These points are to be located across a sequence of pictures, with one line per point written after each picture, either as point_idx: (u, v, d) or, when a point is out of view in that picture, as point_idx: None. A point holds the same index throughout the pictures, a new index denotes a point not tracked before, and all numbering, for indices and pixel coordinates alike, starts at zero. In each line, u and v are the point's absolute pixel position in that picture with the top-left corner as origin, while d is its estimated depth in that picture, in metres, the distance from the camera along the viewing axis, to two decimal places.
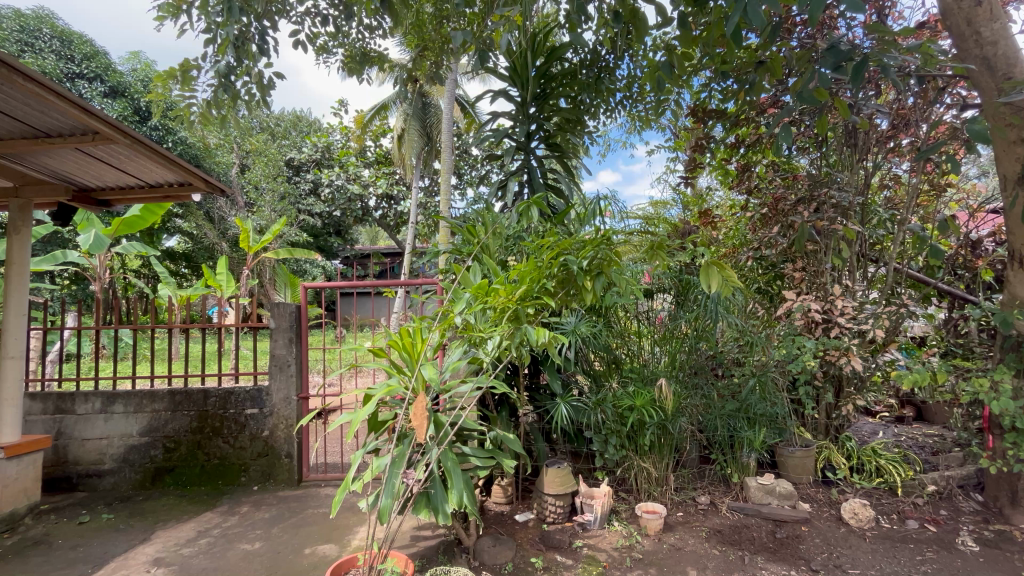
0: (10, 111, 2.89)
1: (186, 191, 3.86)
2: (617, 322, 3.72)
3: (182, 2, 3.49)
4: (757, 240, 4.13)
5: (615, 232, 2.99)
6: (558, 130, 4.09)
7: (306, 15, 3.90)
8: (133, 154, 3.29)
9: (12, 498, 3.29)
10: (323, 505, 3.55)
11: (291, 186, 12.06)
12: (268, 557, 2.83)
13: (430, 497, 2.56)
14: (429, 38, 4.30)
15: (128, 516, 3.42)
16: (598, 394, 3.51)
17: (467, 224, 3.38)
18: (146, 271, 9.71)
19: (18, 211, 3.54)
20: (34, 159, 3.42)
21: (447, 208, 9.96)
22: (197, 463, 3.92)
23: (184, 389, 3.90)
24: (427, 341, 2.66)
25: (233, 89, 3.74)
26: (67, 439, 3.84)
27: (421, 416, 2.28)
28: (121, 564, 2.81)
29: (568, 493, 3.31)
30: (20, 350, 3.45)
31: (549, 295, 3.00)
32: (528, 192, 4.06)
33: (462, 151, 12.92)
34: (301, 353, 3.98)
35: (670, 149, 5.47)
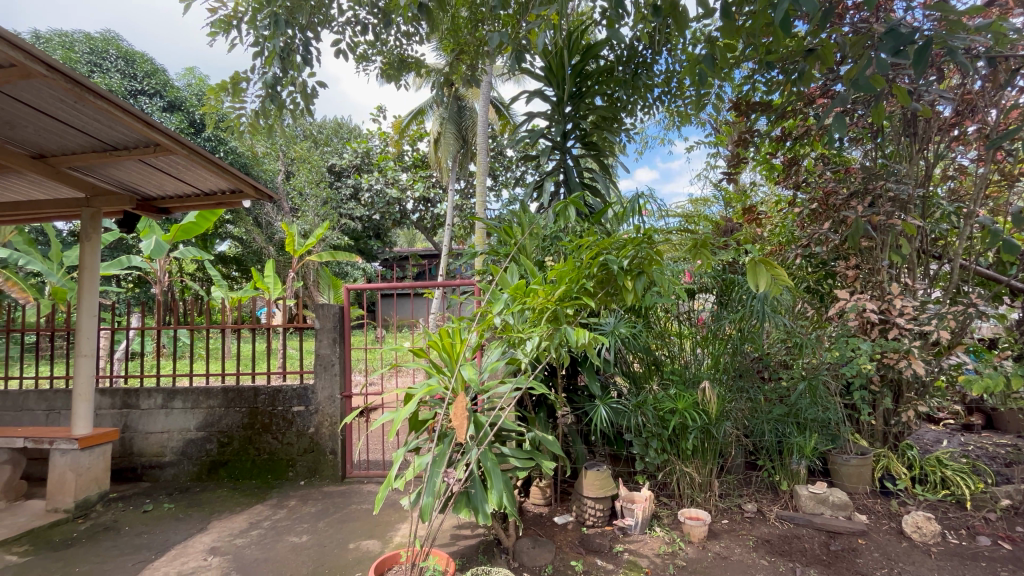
0: (83, 127, 3.11)
1: (237, 199, 4.04)
2: (657, 323, 3.64)
3: (232, 18, 3.67)
4: (806, 237, 3.93)
5: (657, 230, 2.92)
6: (595, 127, 4.01)
7: (347, 24, 4.02)
8: (189, 164, 3.47)
9: (85, 486, 3.54)
10: (365, 501, 3.64)
11: (333, 192, 12.47)
12: (315, 551, 2.92)
13: (470, 497, 2.57)
14: (465, 42, 4.36)
15: (186, 506, 3.62)
16: (638, 396, 3.44)
17: (504, 225, 3.38)
18: (200, 275, 10.26)
19: (89, 219, 3.82)
20: (102, 170, 3.66)
21: (483, 209, 10.04)
22: (248, 457, 4.10)
23: (237, 386, 4.09)
24: (466, 342, 2.68)
25: (279, 99, 3.89)
26: (133, 432, 4.11)
27: (461, 417, 2.30)
28: (180, 551, 2.97)
29: (608, 496, 3.25)
30: (91, 349, 3.71)
31: (589, 295, 2.96)
32: (564, 191, 4.03)
33: (497, 153, 13.01)
34: (344, 353, 4.11)
35: (711, 145, 5.30)
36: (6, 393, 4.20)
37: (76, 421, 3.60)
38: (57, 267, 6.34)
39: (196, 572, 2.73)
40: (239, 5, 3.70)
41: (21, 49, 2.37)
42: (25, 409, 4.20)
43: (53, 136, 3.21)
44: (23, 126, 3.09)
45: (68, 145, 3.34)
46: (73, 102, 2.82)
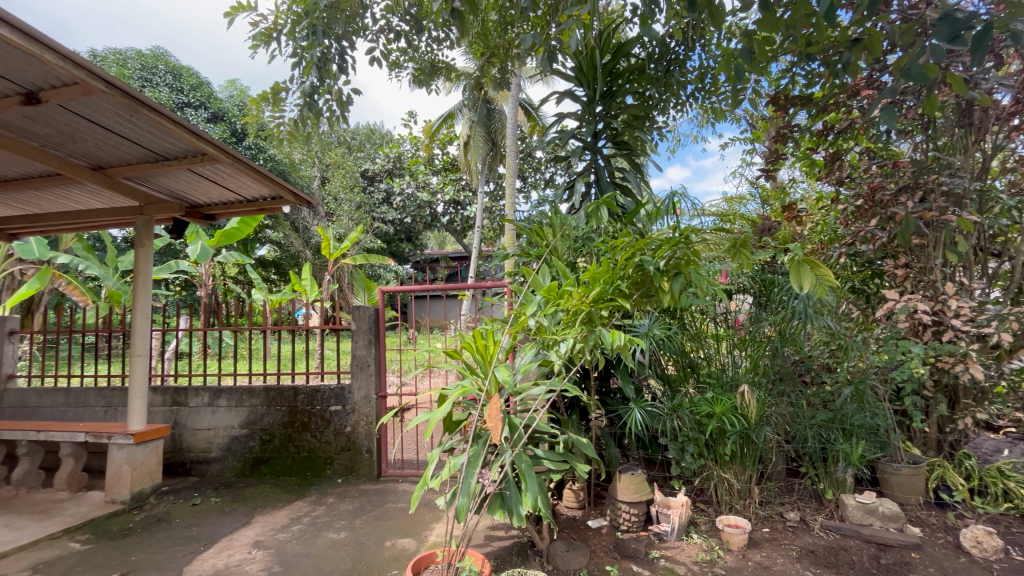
0: (137, 140, 3.29)
1: (277, 204, 4.18)
2: (692, 325, 3.56)
3: (272, 31, 3.81)
4: (850, 234, 3.76)
5: (694, 230, 2.85)
6: (627, 127, 3.94)
7: (381, 32, 4.12)
8: (233, 172, 3.62)
9: (140, 479, 3.73)
10: (401, 500, 3.71)
11: (366, 196, 12.75)
12: (353, 547, 2.99)
13: (505, 498, 2.57)
14: (495, 45, 4.39)
15: (231, 501, 3.77)
16: (674, 399, 3.36)
17: (535, 226, 3.37)
18: (242, 278, 10.69)
19: (143, 226, 4.04)
20: (153, 179, 3.86)
21: (512, 211, 10.08)
22: (289, 455, 4.24)
23: (277, 386, 4.23)
24: (499, 344, 2.68)
25: (317, 107, 4.02)
26: (182, 429, 4.31)
27: (496, 418, 2.30)
28: (227, 544, 3.09)
29: (643, 501, 3.19)
30: (144, 349, 3.91)
31: (624, 296, 2.92)
32: (596, 192, 3.99)
33: (526, 155, 13.02)
34: (379, 354, 4.20)
35: (747, 141, 5.15)
36: (68, 389, 4.48)
37: (132, 417, 3.79)
38: (112, 271, 6.72)
39: (242, 565, 2.84)
40: (278, 18, 3.84)
41: (83, 67, 2.52)
42: (86, 405, 4.46)
43: (110, 148, 3.41)
44: (84, 140, 3.30)
45: (123, 156, 3.53)
46: (128, 115, 2.99)
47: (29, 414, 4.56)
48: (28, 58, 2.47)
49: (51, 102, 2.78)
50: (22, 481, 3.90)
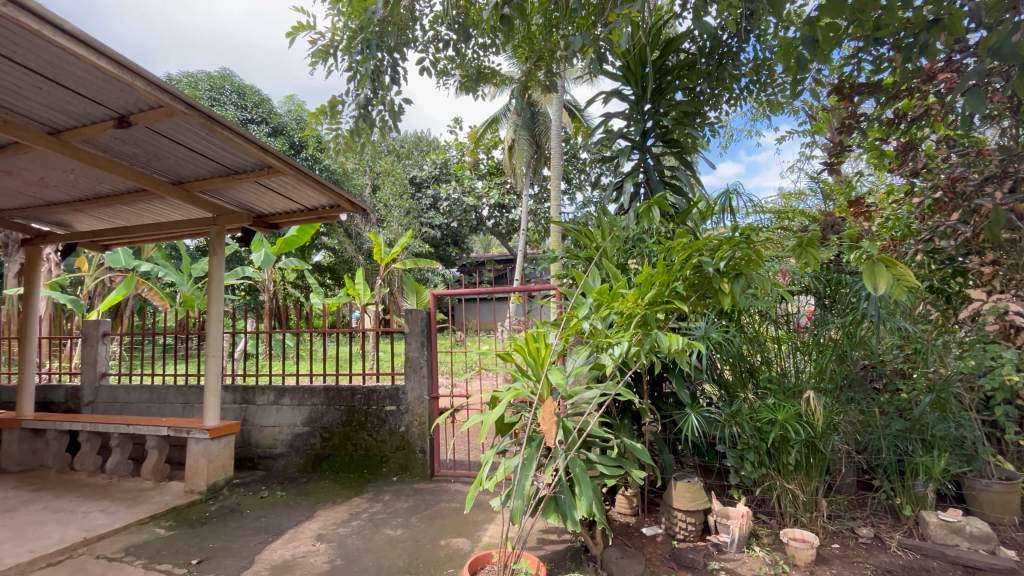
0: (212, 156, 3.55)
1: (335, 213, 4.36)
2: (750, 327, 3.41)
3: (330, 47, 4.01)
4: (927, 229, 3.47)
5: (755, 229, 2.73)
6: (677, 124, 3.83)
7: (431, 42, 4.23)
8: (296, 183, 3.83)
9: (215, 471, 4.00)
10: (454, 500, 3.77)
11: (415, 202, 13.10)
12: (410, 544, 3.07)
13: (559, 502, 2.55)
14: (540, 48, 4.40)
15: (296, 495, 3.97)
16: (733, 405, 3.23)
17: (584, 228, 3.32)
18: (300, 283, 11.26)
19: (216, 236, 4.33)
20: (225, 192, 4.14)
21: (557, 213, 10.04)
22: (347, 452, 4.41)
23: (336, 386, 4.42)
24: (551, 347, 2.68)
25: (370, 118, 4.17)
26: (251, 425, 4.59)
27: (550, 421, 2.29)
28: (293, 536, 3.25)
29: (701, 509, 3.08)
30: (218, 350, 4.19)
31: (680, 299, 2.84)
32: (645, 192, 3.90)
33: (570, 156, 12.93)
34: (431, 356, 4.30)
35: (806, 133, 4.88)
36: (152, 387, 4.88)
37: (207, 414, 4.07)
38: (187, 278, 7.26)
39: (307, 556, 2.98)
40: (335, 35, 4.05)
41: (169, 92, 2.76)
42: (167, 401, 4.84)
43: (187, 164, 3.69)
44: (165, 157, 3.59)
45: (200, 172, 3.82)
46: (205, 133, 3.24)
47: (118, 409, 5.01)
48: (122, 85, 2.73)
49: (140, 124, 3.05)
50: (114, 471, 4.27)
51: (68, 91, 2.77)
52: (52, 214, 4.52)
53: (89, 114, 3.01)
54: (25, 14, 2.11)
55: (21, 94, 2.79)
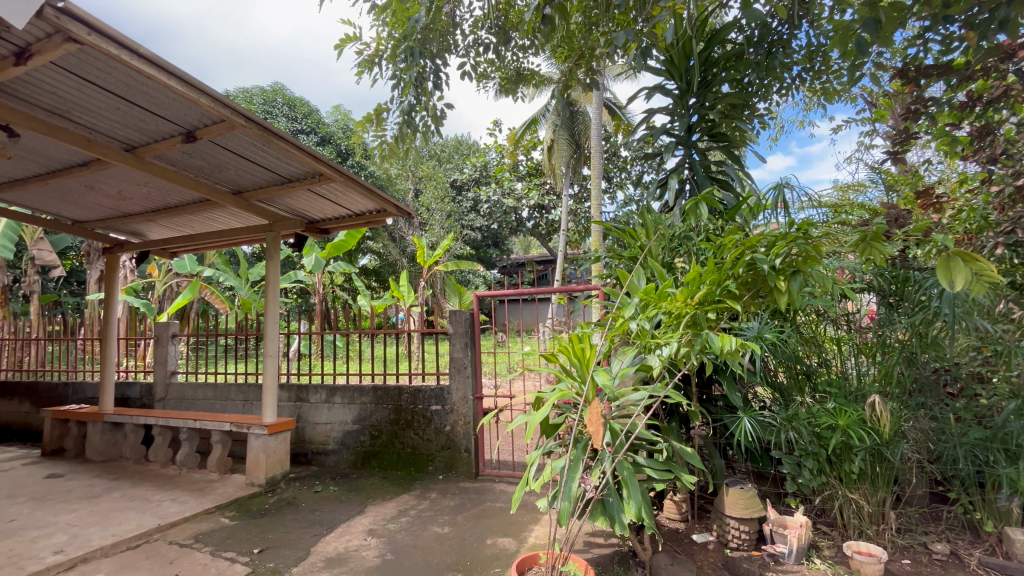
0: (268, 165, 3.74)
1: (381, 217, 4.50)
2: (806, 327, 3.23)
3: (375, 57, 4.15)
4: (1009, 220, 3.14)
5: (814, 223, 2.58)
6: (725, 117, 3.68)
7: (471, 46, 4.29)
8: (345, 189, 3.98)
9: (273, 465, 4.21)
10: (499, 500, 3.79)
11: (455, 205, 13.30)
12: (457, 542, 3.11)
13: (607, 505, 2.51)
14: (579, 47, 4.35)
15: (347, 490, 4.11)
16: (789, 409, 3.07)
17: (627, 227, 3.24)
18: (348, 286, 11.68)
19: (272, 241, 4.56)
20: (280, 200, 4.35)
21: (598, 212, 9.92)
22: (395, 450, 4.52)
23: (384, 385, 4.54)
24: (596, 348, 2.64)
25: (414, 124, 4.28)
26: (305, 422, 4.81)
27: (597, 423, 2.27)
28: (346, 530, 3.37)
29: (755, 517, 2.95)
30: (275, 350, 4.41)
31: (732, 298, 2.73)
32: (691, 188, 3.77)
33: (611, 154, 12.75)
34: (475, 356, 4.36)
35: (865, 121, 4.60)
36: (215, 384, 5.20)
37: (266, 410, 4.28)
38: (244, 282, 7.68)
39: (359, 550, 3.07)
40: (380, 45, 4.19)
41: (229, 107, 2.93)
42: (228, 398, 5.14)
43: (246, 174, 3.91)
44: (226, 169, 3.82)
45: (257, 181, 4.03)
46: (262, 145, 3.42)
47: (186, 405, 5.36)
48: (189, 103, 2.92)
49: (205, 138, 3.26)
50: (183, 462, 4.58)
51: (143, 110, 2.99)
52: (128, 225, 4.90)
53: (160, 131, 3.24)
54: (106, 42, 2.31)
55: (102, 114, 3.04)
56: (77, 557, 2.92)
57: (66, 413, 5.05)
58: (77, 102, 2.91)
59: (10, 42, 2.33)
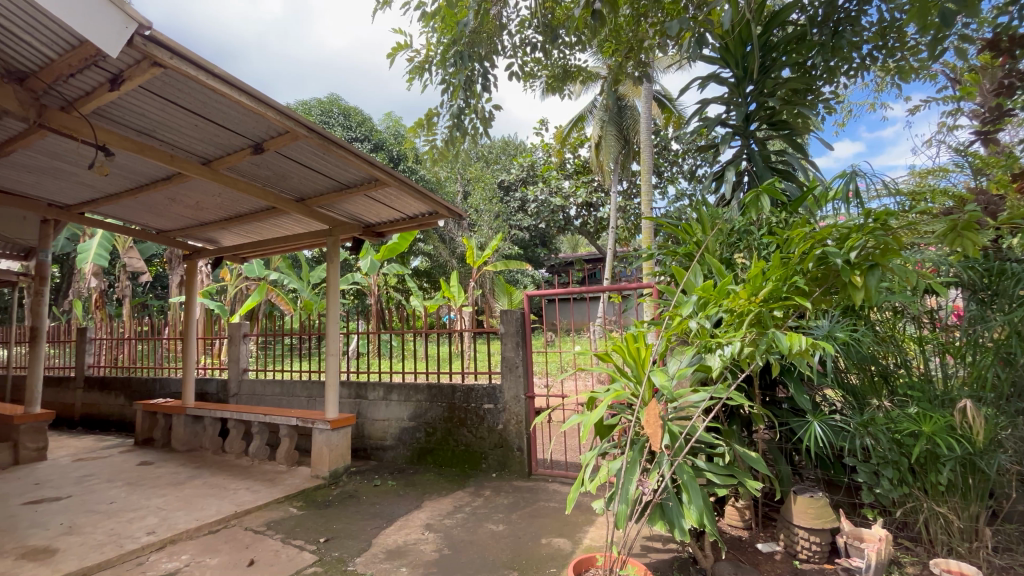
0: (328, 173, 3.92)
1: (433, 219, 4.60)
2: (882, 326, 2.99)
3: (425, 63, 4.26)
4: None
5: (893, 212, 2.39)
6: (786, 104, 3.47)
7: (519, 47, 4.30)
8: (399, 193, 4.10)
9: (336, 459, 4.42)
10: (553, 500, 3.78)
11: (503, 206, 13.42)
12: (512, 540, 3.13)
13: (666, 509, 2.44)
14: (627, 40, 4.26)
15: (405, 485, 4.24)
16: (865, 414, 2.85)
17: (682, 223, 3.13)
18: (401, 287, 12.07)
19: (332, 246, 4.77)
20: (339, 205, 4.55)
21: (649, 208, 9.66)
22: (449, 447, 4.62)
23: (438, 384, 4.65)
24: (652, 348, 2.57)
25: (464, 127, 4.35)
26: (364, 418, 5.01)
27: (655, 425, 2.22)
28: (405, 523, 3.48)
29: (827, 528, 2.76)
30: (336, 349, 4.62)
31: (801, 295, 2.58)
32: (750, 180, 3.59)
33: (661, 148, 12.41)
34: (526, 356, 4.36)
35: (947, 100, 4.19)
36: (282, 381, 5.52)
37: (328, 407, 4.49)
38: (306, 284, 8.11)
39: (418, 544, 3.16)
40: (430, 52, 4.29)
41: (292, 118, 3.09)
42: (294, 394, 5.45)
43: (308, 182, 4.12)
44: (291, 177, 4.04)
45: (317, 188, 4.23)
46: (322, 153, 3.59)
47: (257, 401, 5.74)
48: (258, 116, 3.11)
49: (271, 149, 3.47)
50: (256, 454, 4.90)
51: (218, 126, 3.23)
52: (204, 233, 5.30)
53: (232, 144, 3.48)
54: (185, 64, 2.50)
55: (183, 132, 3.30)
56: (166, 539, 3.19)
57: (154, 407, 5.53)
58: (160, 121, 3.18)
59: (105, 69, 2.58)
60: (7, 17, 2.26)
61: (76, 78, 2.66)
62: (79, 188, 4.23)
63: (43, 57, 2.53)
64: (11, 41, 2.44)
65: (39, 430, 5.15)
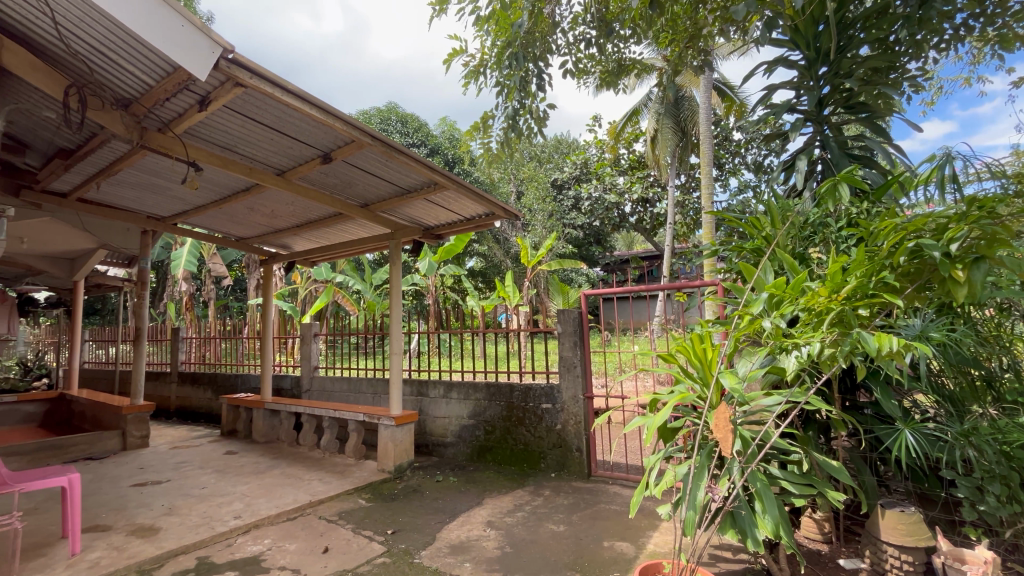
0: (390, 179, 4.07)
1: (490, 220, 4.65)
2: (985, 326, 2.70)
3: (480, 66, 4.32)
4: None
5: (1002, 197, 2.13)
6: (866, 84, 3.20)
7: (573, 43, 4.26)
8: (458, 195, 4.19)
9: (400, 454, 4.58)
10: (614, 502, 3.72)
11: (557, 204, 13.35)
12: (573, 541, 3.12)
13: (737, 518, 2.32)
14: (686, 29, 4.10)
15: (466, 482, 4.33)
16: (966, 423, 2.57)
17: (750, 217, 2.96)
18: (457, 288, 12.33)
19: (394, 249, 4.97)
20: (401, 210, 4.72)
21: (709, 202, 9.25)
22: (508, 446, 4.66)
23: (496, 383, 4.71)
24: (719, 349, 2.45)
25: (518, 127, 4.37)
26: (426, 415, 5.17)
27: (724, 429, 2.10)
28: (467, 519, 3.55)
29: (921, 547, 2.49)
30: (399, 348, 4.80)
31: (892, 292, 2.37)
32: (824, 169, 3.34)
33: (722, 139, 11.86)
34: (585, 356, 4.31)
35: None
36: (349, 379, 5.81)
37: (393, 403, 4.67)
38: (369, 286, 8.49)
39: (480, 540, 3.22)
40: (485, 55, 4.35)
41: (358, 128, 3.24)
42: (360, 391, 5.72)
43: (372, 189, 4.30)
44: (356, 184, 4.23)
45: (380, 194, 4.42)
46: (385, 160, 3.73)
47: (327, 396, 6.07)
48: (326, 128, 3.28)
49: (338, 158, 3.66)
50: (326, 447, 5.18)
51: (291, 138, 3.44)
52: (278, 239, 5.68)
53: (304, 155, 3.69)
54: (263, 82, 2.68)
55: (261, 146, 3.55)
56: (251, 523, 3.45)
57: (238, 401, 6.00)
58: (241, 137, 3.43)
59: (195, 92, 2.82)
60: (116, 49, 2.54)
61: (170, 101, 2.93)
62: (173, 201, 4.66)
63: (143, 84, 2.81)
64: (117, 71, 2.74)
65: (142, 419, 5.73)
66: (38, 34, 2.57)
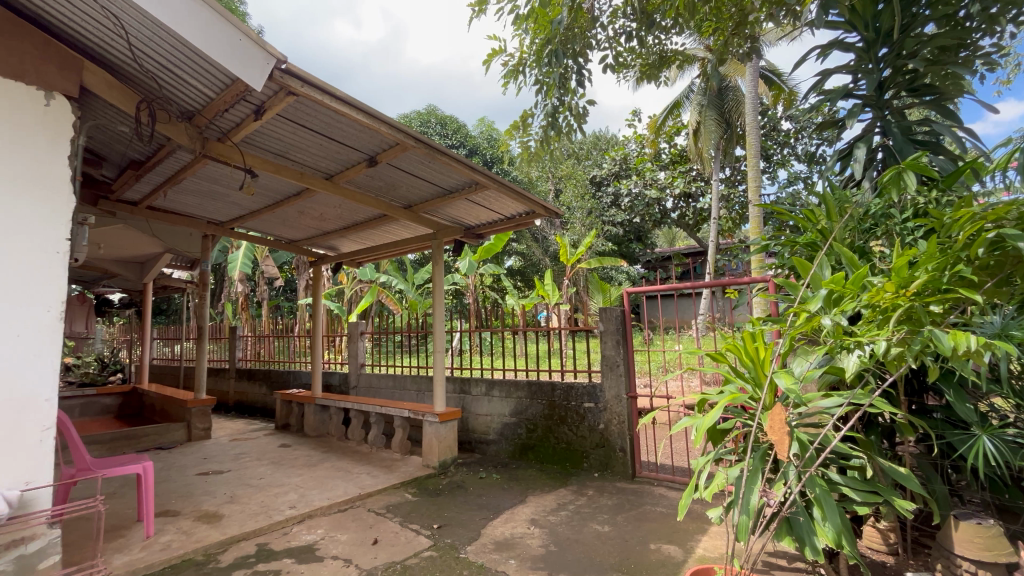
0: (432, 179, 4.14)
1: (530, 218, 4.64)
2: None
3: (520, 65, 4.33)
4: None
5: None
6: (933, 64, 2.97)
7: (612, 38, 4.19)
8: (498, 194, 4.21)
9: (444, 450, 4.66)
10: (660, 504, 3.64)
11: (596, 201, 13.19)
12: (618, 542, 3.08)
13: (794, 525, 2.23)
14: (733, 16, 3.94)
15: (509, 479, 4.36)
16: None
17: (803, 210, 2.82)
18: (497, 287, 12.40)
19: (436, 249, 5.05)
20: (442, 210, 4.80)
21: (757, 195, 8.88)
22: (550, 444, 4.65)
23: (538, 381, 4.70)
24: (773, 348, 2.35)
25: (558, 125, 4.35)
26: (468, 413, 5.24)
27: (780, 431, 2.00)
28: (510, 516, 3.57)
29: (1001, 563, 2.29)
30: (442, 346, 4.88)
31: (967, 286, 2.20)
32: (886, 156, 3.13)
33: (770, 129, 11.37)
34: (628, 355, 4.24)
35: None
36: (394, 376, 5.97)
37: (436, 400, 4.76)
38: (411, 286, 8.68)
39: (524, 538, 3.23)
40: (524, 53, 4.36)
41: (402, 131, 3.31)
42: (405, 388, 5.86)
43: (415, 190, 4.39)
44: (399, 186, 4.33)
45: (422, 195, 4.50)
46: (428, 161, 3.79)
47: (373, 393, 6.26)
48: (371, 131, 3.37)
49: (383, 161, 3.75)
50: (373, 441, 5.34)
51: (338, 143, 3.56)
52: (326, 241, 5.90)
53: (350, 159, 3.81)
54: (312, 90, 2.79)
55: (310, 151, 3.70)
56: (305, 514, 3.60)
57: (290, 396, 6.28)
58: (292, 143, 3.59)
59: (251, 102, 2.97)
60: (180, 65, 2.71)
61: (229, 112, 3.10)
62: (230, 207, 4.93)
63: (205, 97, 2.99)
64: (182, 85, 2.92)
65: (205, 413, 6.10)
66: (113, 54, 2.78)
